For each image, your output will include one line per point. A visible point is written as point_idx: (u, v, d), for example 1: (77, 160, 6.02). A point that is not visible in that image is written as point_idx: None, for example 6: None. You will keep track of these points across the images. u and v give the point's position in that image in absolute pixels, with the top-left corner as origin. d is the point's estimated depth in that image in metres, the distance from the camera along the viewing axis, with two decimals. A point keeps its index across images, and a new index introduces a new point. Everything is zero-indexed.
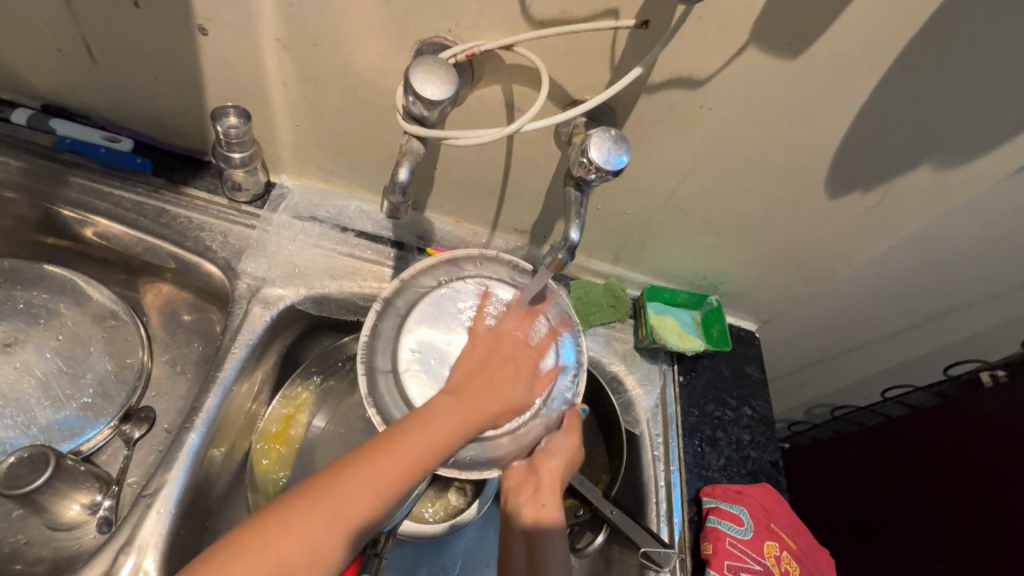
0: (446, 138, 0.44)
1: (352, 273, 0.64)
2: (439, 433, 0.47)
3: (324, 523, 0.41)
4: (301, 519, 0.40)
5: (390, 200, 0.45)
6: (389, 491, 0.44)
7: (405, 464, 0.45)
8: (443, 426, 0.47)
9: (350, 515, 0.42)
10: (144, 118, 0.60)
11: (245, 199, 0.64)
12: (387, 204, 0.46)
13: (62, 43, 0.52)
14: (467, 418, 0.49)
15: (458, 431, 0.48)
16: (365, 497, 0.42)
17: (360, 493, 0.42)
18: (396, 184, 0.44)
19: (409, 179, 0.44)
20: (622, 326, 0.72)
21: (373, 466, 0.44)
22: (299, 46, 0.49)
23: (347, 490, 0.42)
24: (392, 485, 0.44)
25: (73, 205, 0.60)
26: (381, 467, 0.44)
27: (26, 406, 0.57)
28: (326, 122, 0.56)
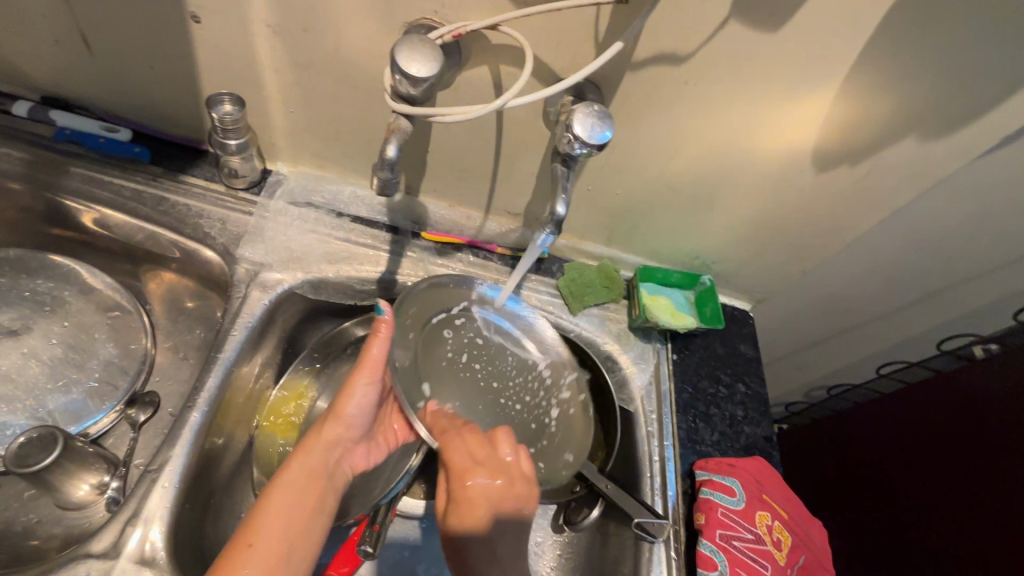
0: (433, 116, 0.45)
1: (348, 257, 0.65)
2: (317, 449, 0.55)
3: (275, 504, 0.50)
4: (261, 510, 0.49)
5: (380, 177, 0.45)
6: (288, 513, 0.50)
7: (293, 487, 0.52)
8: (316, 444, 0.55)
9: (256, 552, 0.46)
10: (141, 107, 0.61)
11: (242, 186, 0.65)
12: (376, 181, 0.46)
13: (59, 35, 0.54)
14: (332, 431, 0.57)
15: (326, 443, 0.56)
16: (247, 535, 0.47)
17: (264, 526, 0.48)
18: (385, 162, 0.44)
19: (398, 156, 0.45)
20: (616, 307, 0.73)
21: (263, 506, 0.49)
22: (290, 31, 0.50)
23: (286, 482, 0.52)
24: (289, 502, 0.51)
25: (73, 195, 0.61)
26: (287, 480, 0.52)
27: (34, 390, 0.59)
28: (319, 107, 0.57)
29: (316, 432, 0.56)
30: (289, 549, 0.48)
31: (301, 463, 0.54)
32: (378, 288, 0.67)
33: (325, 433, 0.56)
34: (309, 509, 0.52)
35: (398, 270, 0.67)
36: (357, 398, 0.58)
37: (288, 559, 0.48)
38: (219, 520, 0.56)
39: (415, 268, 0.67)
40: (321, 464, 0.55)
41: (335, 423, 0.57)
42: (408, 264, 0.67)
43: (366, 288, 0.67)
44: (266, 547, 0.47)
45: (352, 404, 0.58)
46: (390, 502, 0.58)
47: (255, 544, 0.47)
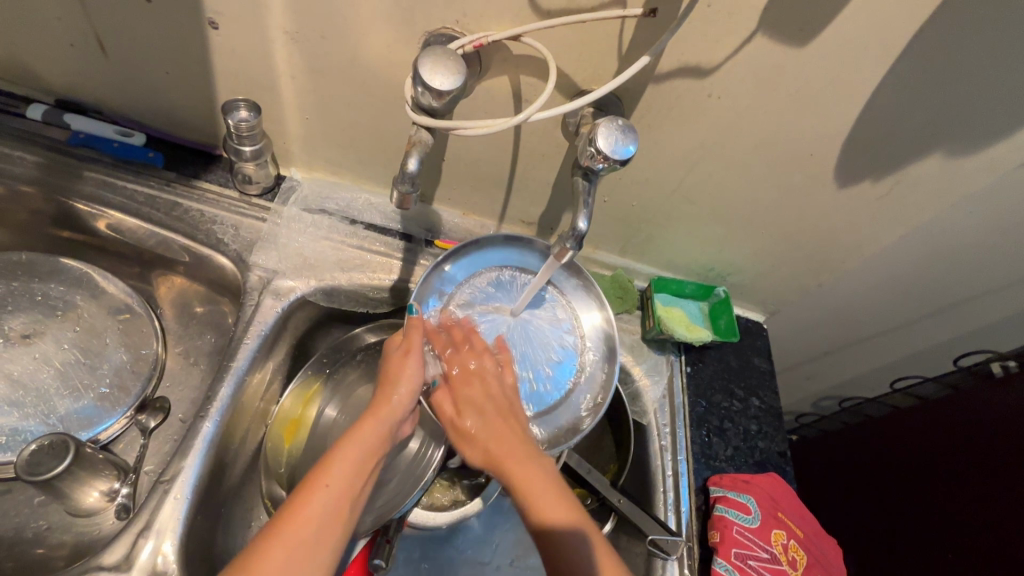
0: (455, 129, 0.44)
1: (360, 265, 0.65)
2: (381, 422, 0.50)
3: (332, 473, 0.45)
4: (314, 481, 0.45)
5: (400, 190, 0.45)
6: (357, 466, 0.47)
7: (365, 440, 0.48)
8: (382, 416, 0.50)
9: (330, 490, 0.44)
10: (154, 111, 0.61)
11: (256, 192, 0.64)
12: (396, 194, 0.46)
13: (75, 38, 0.53)
14: (388, 405, 0.51)
15: (395, 407, 0.51)
16: (325, 474, 0.44)
17: (338, 473, 0.45)
18: (406, 175, 0.44)
19: (419, 170, 0.44)
20: (629, 317, 0.73)
21: (330, 456, 0.46)
22: (308, 38, 0.50)
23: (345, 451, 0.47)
24: (360, 456, 0.47)
25: (86, 199, 0.60)
26: (343, 453, 0.47)
27: (45, 395, 0.58)
28: (335, 114, 0.57)
29: (392, 388, 0.52)
30: (354, 502, 0.45)
31: (370, 431, 0.49)
32: (391, 296, 0.67)
33: (394, 393, 0.52)
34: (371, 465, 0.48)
35: (411, 277, 0.66)
36: (416, 364, 0.53)
37: (354, 509, 0.45)
38: (229, 530, 0.56)
39: None
40: (389, 430, 0.51)
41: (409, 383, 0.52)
42: (421, 272, 0.66)
43: (379, 296, 0.66)
44: (340, 491, 0.44)
45: (410, 371, 0.52)
46: (404, 514, 0.55)
47: (331, 485, 0.44)
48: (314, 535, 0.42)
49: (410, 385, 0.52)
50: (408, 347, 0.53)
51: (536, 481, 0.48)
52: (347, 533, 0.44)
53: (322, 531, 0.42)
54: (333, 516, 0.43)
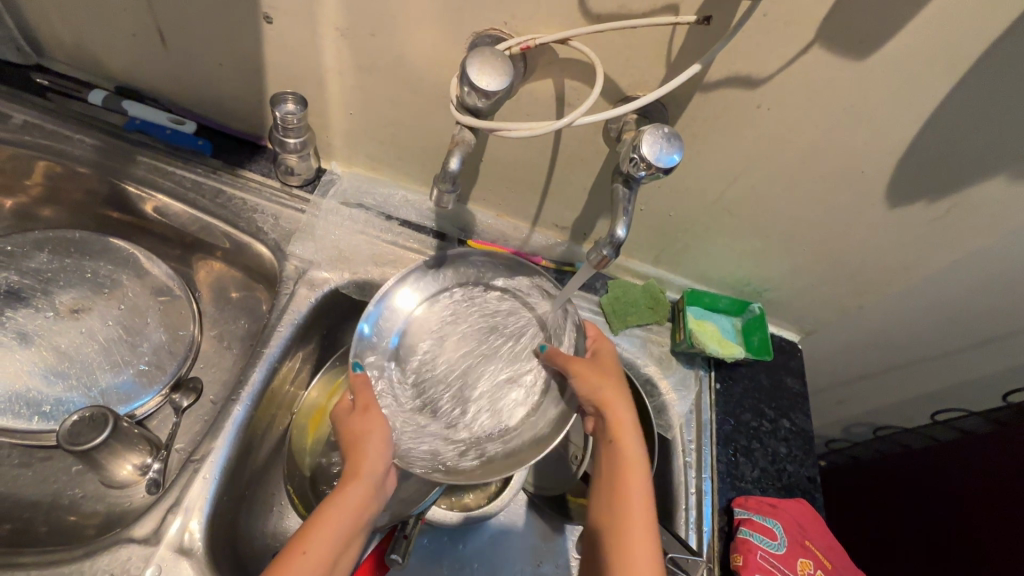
0: (498, 129, 0.44)
1: (394, 261, 0.66)
2: (362, 484, 0.49)
3: (311, 543, 0.45)
4: (292, 551, 0.44)
5: (439, 189, 0.46)
6: (334, 532, 0.46)
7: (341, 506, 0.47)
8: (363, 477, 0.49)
9: (304, 556, 0.44)
10: (205, 101, 0.63)
11: (297, 183, 0.65)
12: (435, 192, 0.47)
13: (138, 29, 0.55)
14: (361, 463, 0.49)
15: (372, 465, 0.49)
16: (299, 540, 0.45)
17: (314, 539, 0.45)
18: (447, 174, 0.45)
19: (460, 169, 0.45)
20: (659, 329, 0.71)
21: (307, 529, 0.45)
22: (357, 35, 0.50)
23: (321, 523, 0.46)
24: (337, 525, 0.46)
25: (138, 182, 0.62)
26: (319, 524, 0.46)
27: (88, 368, 0.61)
28: (378, 111, 0.58)
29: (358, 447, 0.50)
30: (333, 566, 0.45)
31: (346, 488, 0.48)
32: None
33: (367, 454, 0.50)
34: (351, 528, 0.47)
35: None
36: (381, 421, 0.51)
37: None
38: (252, 513, 0.57)
39: None
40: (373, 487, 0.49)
41: (379, 441, 0.50)
42: None
43: None
44: (314, 565, 0.44)
45: (379, 433, 0.51)
46: (422, 513, 0.56)
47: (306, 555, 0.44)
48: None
49: (380, 443, 0.50)
50: (367, 405, 0.52)
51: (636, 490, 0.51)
52: None
53: None
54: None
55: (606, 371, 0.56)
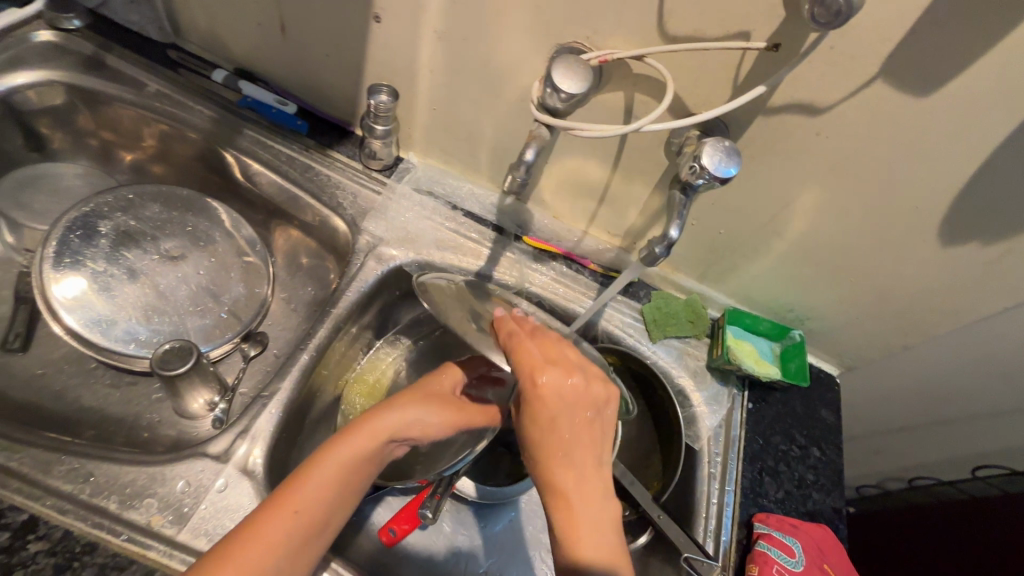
0: (572, 129, 0.48)
1: (454, 247, 0.71)
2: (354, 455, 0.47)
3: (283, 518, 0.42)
4: (263, 526, 0.42)
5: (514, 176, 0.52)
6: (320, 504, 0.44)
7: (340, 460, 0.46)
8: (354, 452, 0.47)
9: (280, 512, 0.42)
10: (308, 87, 0.70)
11: (377, 167, 0.72)
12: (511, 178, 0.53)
13: (265, 19, 0.64)
14: (367, 439, 0.47)
15: (375, 444, 0.48)
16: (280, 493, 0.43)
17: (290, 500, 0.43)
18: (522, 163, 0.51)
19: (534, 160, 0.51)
20: (697, 344, 0.74)
21: (285, 499, 0.43)
22: (453, 38, 0.57)
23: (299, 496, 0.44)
24: (325, 498, 0.44)
25: (240, 151, 0.70)
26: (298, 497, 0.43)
27: (178, 309, 0.68)
28: (459, 108, 0.64)
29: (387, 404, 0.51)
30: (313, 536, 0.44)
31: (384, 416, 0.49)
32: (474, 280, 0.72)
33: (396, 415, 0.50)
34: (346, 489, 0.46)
35: (496, 267, 0.71)
36: (401, 411, 0.51)
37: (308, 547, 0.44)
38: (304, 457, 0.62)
39: (511, 267, 0.71)
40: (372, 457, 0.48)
41: (388, 421, 0.49)
42: (506, 263, 0.71)
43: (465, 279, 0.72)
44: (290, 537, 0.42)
45: (392, 415, 0.50)
46: (453, 476, 0.58)
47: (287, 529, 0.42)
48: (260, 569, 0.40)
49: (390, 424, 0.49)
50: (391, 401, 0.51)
51: (588, 493, 0.44)
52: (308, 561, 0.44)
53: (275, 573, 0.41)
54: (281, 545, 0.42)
55: (545, 444, 0.45)
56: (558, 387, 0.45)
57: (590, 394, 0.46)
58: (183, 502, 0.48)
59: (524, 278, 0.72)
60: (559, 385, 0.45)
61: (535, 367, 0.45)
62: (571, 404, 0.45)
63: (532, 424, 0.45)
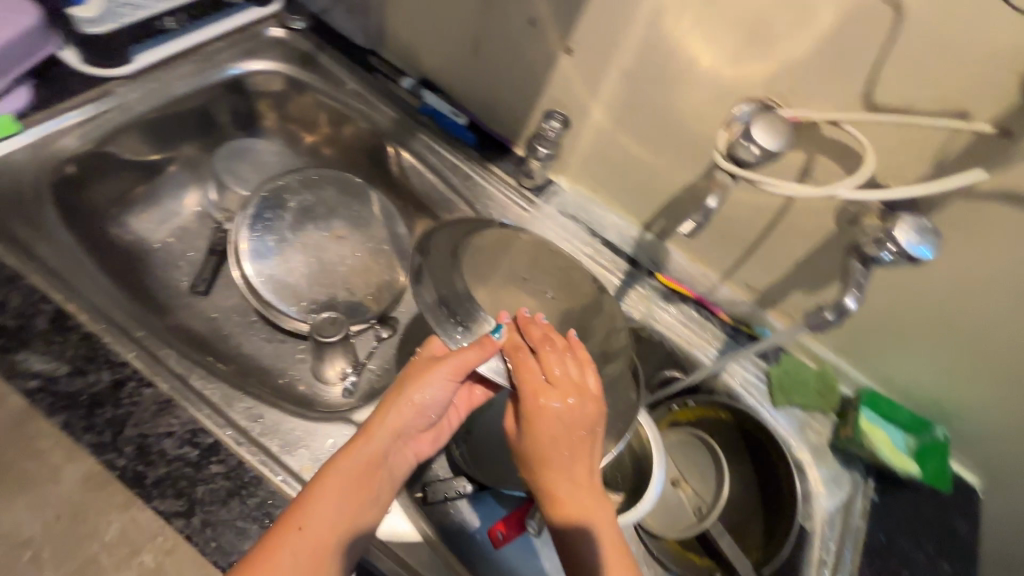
0: (757, 181, 0.48)
1: (588, 273, 0.72)
2: (354, 458, 0.48)
3: (308, 523, 0.43)
4: (285, 539, 0.42)
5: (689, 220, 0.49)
6: (336, 507, 0.45)
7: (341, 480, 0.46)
8: (359, 455, 0.49)
9: (301, 540, 0.42)
10: (481, 103, 0.76)
11: (529, 186, 0.76)
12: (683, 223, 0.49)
13: (463, 40, 0.70)
14: (364, 440, 0.49)
15: (371, 446, 0.49)
16: (295, 509, 0.43)
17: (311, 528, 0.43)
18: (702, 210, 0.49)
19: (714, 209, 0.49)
20: (821, 418, 0.70)
21: (305, 508, 0.44)
22: (639, 78, 0.59)
23: (316, 503, 0.44)
24: (336, 503, 0.45)
25: (412, 152, 0.77)
26: (314, 506, 0.44)
27: (334, 283, 0.75)
28: (625, 143, 0.66)
29: (383, 416, 0.51)
30: (337, 538, 0.44)
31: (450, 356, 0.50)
32: None
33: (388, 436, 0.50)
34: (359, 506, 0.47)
35: (625, 297, 0.72)
36: (397, 408, 0.51)
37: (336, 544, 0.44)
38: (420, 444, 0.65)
39: (639, 303, 0.72)
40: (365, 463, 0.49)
41: (378, 425, 0.50)
42: (635, 296, 0.72)
43: None
44: (314, 537, 0.43)
45: (391, 413, 0.51)
46: None
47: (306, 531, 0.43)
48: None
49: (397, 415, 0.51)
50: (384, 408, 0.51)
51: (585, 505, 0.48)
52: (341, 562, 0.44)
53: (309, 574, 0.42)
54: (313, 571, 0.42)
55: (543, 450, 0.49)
56: (560, 402, 0.49)
57: (580, 413, 0.49)
58: (329, 461, 0.55)
59: (650, 315, 0.72)
60: (580, 399, 0.50)
61: (536, 389, 0.49)
62: (568, 415, 0.49)
63: (530, 439, 0.50)
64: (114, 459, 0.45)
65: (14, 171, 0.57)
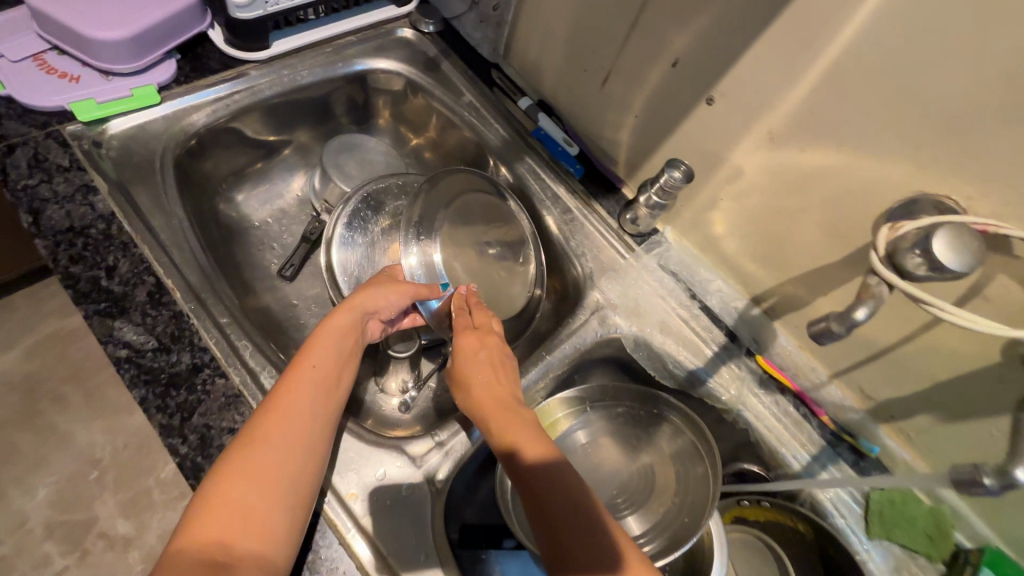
0: (922, 301, 0.41)
1: (679, 337, 0.67)
2: (302, 400, 0.48)
3: (261, 456, 0.44)
4: (239, 472, 0.43)
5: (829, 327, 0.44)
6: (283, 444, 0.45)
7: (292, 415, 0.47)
8: (301, 398, 0.48)
9: (251, 471, 0.43)
10: (597, 135, 0.72)
11: (630, 232, 0.70)
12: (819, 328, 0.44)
13: (594, 68, 0.66)
14: (312, 378, 0.50)
15: (309, 379, 0.49)
16: (243, 448, 0.44)
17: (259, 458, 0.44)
18: (848, 320, 0.42)
19: (864, 321, 0.42)
20: (924, 563, 0.60)
21: (253, 447, 0.44)
22: (787, 144, 0.52)
23: (268, 439, 0.45)
24: (287, 435, 0.46)
25: (515, 173, 0.74)
26: (265, 440, 0.45)
27: None
28: (751, 208, 0.59)
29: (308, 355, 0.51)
30: (294, 471, 0.45)
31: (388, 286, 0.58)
32: (685, 377, 0.67)
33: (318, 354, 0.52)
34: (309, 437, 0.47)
35: (715, 373, 0.65)
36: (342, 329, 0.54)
37: (293, 477, 0.45)
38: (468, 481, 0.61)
39: (730, 382, 0.65)
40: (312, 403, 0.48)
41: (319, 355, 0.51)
42: (726, 373, 0.65)
43: (676, 371, 0.67)
44: (266, 471, 0.44)
45: (342, 333, 0.54)
46: None
47: (256, 466, 0.43)
48: (241, 529, 0.41)
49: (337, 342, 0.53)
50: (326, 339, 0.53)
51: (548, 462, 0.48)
52: (299, 492, 0.45)
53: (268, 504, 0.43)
54: (262, 496, 0.43)
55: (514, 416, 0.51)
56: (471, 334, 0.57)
57: (492, 346, 0.56)
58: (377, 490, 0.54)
59: (741, 398, 0.65)
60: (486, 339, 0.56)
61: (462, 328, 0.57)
62: (490, 357, 0.55)
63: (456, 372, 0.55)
64: (177, 445, 0.46)
65: (148, 139, 0.60)
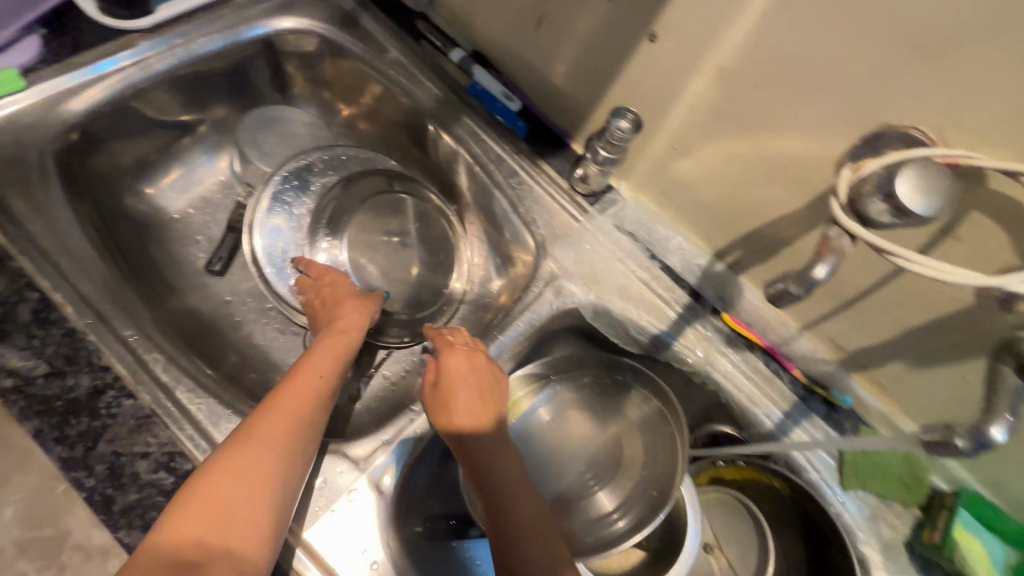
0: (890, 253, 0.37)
1: (639, 301, 0.62)
2: (300, 402, 0.46)
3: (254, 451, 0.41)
4: (224, 464, 0.39)
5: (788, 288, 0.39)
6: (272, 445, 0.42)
7: (292, 418, 0.45)
8: (299, 402, 0.46)
9: (238, 467, 0.39)
10: (539, 87, 0.65)
11: (582, 191, 0.65)
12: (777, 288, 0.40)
13: (525, 10, 0.58)
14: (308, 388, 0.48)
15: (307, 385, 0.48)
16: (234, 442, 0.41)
17: (253, 454, 0.40)
18: (807, 279, 0.38)
19: (824, 281, 0.38)
20: (899, 510, 0.58)
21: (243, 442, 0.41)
22: (738, 81, 0.47)
23: (260, 436, 0.42)
24: (280, 437, 0.43)
25: (453, 137, 0.67)
26: (255, 435, 0.42)
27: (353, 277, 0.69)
28: (706, 156, 0.54)
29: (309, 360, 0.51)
30: (283, 476, 0.42)
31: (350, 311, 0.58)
32: (649, 342, 0.63)
33: (315, 364, 0.50)
34: (300, 441, 0.44)
35: (680, 336, 0.61)
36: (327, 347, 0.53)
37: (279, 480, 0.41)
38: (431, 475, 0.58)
39: (697, 343, 0.61)
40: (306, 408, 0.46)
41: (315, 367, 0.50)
42: (692, 335, 0.61)
43: (639, 337, 0.63)
44: (256, 470, 0.40)
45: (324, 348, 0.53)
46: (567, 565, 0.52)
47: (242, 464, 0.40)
48: (219, 526, 0.37)
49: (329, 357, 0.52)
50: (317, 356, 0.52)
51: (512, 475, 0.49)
52: (280, 501, 0.41)
53: (251, 504, 0.39)
54: (250, 496, 0.39)
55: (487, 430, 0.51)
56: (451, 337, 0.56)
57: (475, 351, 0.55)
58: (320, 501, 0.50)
59: (709, 360, 0.60)
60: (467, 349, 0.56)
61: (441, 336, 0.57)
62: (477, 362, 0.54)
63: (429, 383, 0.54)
64: (83, 478, 0.42)
65: (20, 134, 0.53)
